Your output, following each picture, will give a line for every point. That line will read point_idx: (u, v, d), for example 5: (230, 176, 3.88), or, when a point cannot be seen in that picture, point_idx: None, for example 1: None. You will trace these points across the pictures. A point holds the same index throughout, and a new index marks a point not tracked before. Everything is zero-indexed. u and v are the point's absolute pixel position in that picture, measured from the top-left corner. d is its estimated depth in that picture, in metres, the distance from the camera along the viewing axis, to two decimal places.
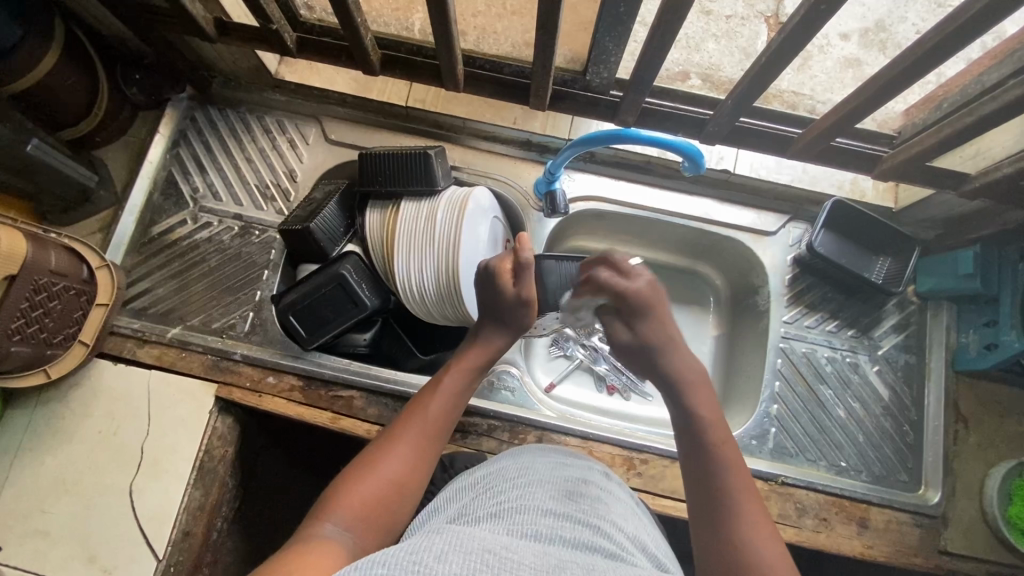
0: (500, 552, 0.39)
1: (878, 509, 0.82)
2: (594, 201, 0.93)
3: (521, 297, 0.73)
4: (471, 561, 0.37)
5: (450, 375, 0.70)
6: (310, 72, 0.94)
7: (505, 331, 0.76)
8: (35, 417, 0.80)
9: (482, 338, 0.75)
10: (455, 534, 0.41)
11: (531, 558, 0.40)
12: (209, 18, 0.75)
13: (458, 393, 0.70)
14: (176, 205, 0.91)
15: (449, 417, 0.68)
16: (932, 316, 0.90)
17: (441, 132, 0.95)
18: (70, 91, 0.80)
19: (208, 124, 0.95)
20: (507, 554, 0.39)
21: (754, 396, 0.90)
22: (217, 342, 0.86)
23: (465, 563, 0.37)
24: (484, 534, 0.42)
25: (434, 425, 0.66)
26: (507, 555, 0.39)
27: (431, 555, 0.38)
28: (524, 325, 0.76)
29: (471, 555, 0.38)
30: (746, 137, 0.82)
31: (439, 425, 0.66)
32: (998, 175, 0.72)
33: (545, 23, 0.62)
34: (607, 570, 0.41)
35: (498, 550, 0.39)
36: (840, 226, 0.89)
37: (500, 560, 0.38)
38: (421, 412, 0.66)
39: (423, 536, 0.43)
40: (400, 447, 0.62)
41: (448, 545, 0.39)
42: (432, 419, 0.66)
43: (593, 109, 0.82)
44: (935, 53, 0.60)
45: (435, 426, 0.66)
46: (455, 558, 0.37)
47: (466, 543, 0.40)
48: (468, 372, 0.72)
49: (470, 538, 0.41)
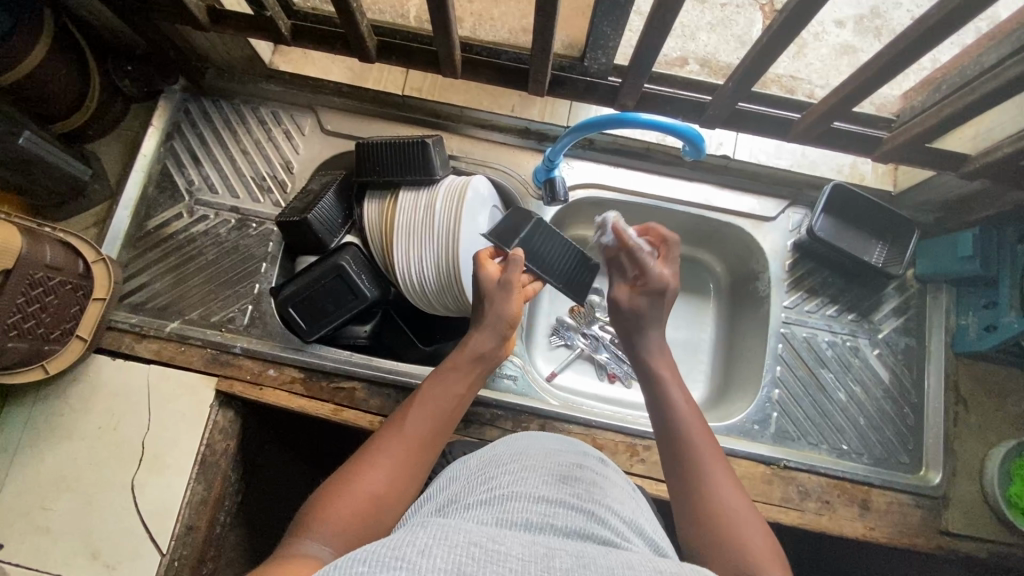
0: (486, 544, 0.39)
1: (880, 491, 0.83)
2: (593, 188, 0.93)
3: (506, 279, 0.76)
4: (456, 554, 0.37)
5: (429, 382, 0.69)
6: (304, 61, 0.95)
7: (489, 327, 0.74)
8: (34, 415, 0.79)
9: (472, 342, 0.73)
10: (440, 526, 0.41)
11: (518, 548, 0.39)
12: (202, 6, 0.74)
13: (451, 402, 0.68)
14: (171, 198, 0.90)
15: (436, 426, 0.65)
16: (931, 299, 0.90)
17: (438, 120, 0.94)
18: (61, 84, 0.79)
19: (202, 116, 0.93)
20: (493, 546, 0.39)
21: (755, 380, 0.90)
22: (216, 335, 0.85)
23: (449, 556, 0.37)
24: (471, 525, 0.41)
25: (415, 435, 0.63)
26: (493, 548, 0.38)
27: (415, 550, 0.37)
28: (501, 315, 0.75)
29: (455, 548, 0.38)
30: (746, 122, 0.81)
31: (430, 433, 0.64)
32: (998, 156, 0.72)
33: (544, 6, 0.61)
34: (598, 553, 0.41)
35: (484, 542, 0.39)
36: (839, 210, 0.89)
37: (486, 552, 0.38)
38: (402, 425, 0.64)
39: (408, 530, 0.42)
40: (382, 461, 0.59)
41: (432, 539, 0.39)
42: (420, 429, 0.64)
43: (592, 94, 0.81)
44: (935, 32, 0.59)
45: (418, 436, 0.63)
46: (439, 552, 0.37)
47: (451, 535, 0.39)
48: (447, 378, 0.70)
49: (456, 530, 0.40)
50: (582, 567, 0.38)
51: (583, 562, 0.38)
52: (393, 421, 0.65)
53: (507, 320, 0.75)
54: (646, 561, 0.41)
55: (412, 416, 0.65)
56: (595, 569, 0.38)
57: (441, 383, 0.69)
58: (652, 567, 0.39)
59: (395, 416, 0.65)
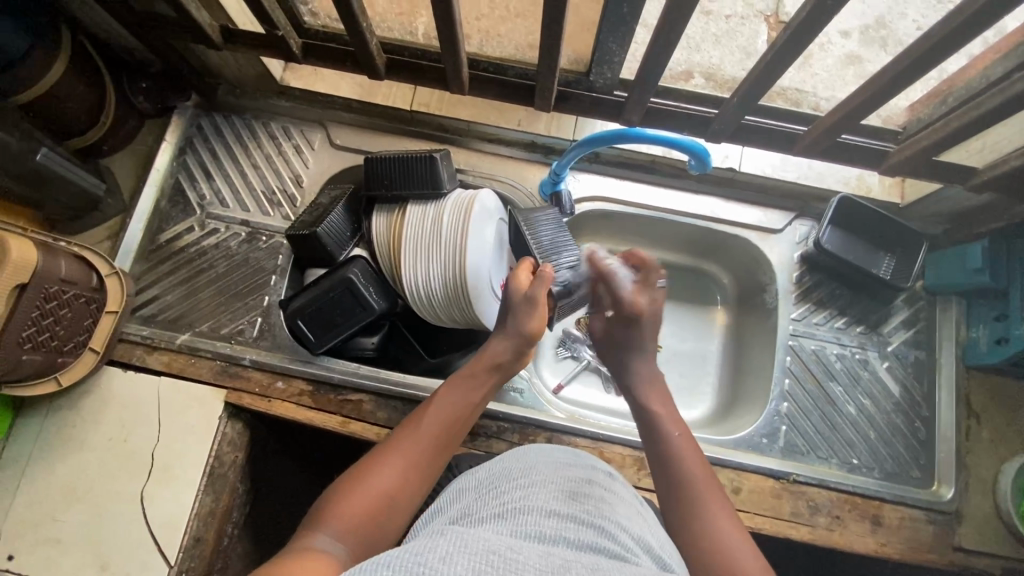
0: (505, 554, 0.39)
1: (891, 506, 0.82)
2: (600, 201, 0.94)
3: (529, 295, 0.72)
4: (476, 562, 0.37)
5: (446, 388, 0.69)
6: (316, 78, 0.96)
7: (508, 337, 0.73)
8: (46, 426, 0.80)
9: (490, 350, 0.73)
10: (459, 534, 0.41)
11: (535, 559, 0.40)
12: (215, 26, 0.76)
13: (466, 408, 0.68)
14: (183, 212, 0.92)
15: (451, 431, 0.65)
16: (941, 311, 0.90)
17: (445, 135, 0.95)
18: (78, 101, 0.81)
19: (214, 131, 0.95)
20: (512, 555, 0.39)
21: (764, 394, 0.89)
22: (226, 348, 0.86)
23: (470, 564, 0.37)
24: (488, 535, 0.42)
25: (428, 438, 0.63)
26: (511, 557, 0.39)
27: (436, 556, 0.38)
28: (524, 330, 0.72)
29: (475, 556, 0.38)
30: (752, 136, 0.81)
31: (443, 437, 0.64)
32: (1006, 168, 0.72)
33: (550, 24, 0.62)
34: (611, 569, 0.41)
35: (503, 550, 0.39)
36: (847, 222, 0.89)
37: (505, 561, 0.38)
38: (417, 428, 0.64)
39: (426, 537, 0.43)
40: (394, 461, 0.60)
41: (452, 546, 0.39)
42: (434, 432, 0.64)
43: (598, 108, 0.82)
44: (942, 47, 0.59)
45: (433, 439, 0.63)
46: (460, 559, 0.37)
47: (471, 543, 0.40)
48: (464, 385, 0.70)
49: (475, 539, 0.40)
50: None
51: None
52: (407, 424, 0.65)
53: (527, 336, 0.73)
54: None
55: (427, 419, 0.65)
56: None
57: (458, 391, 0.69)
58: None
59: (409, 419, 0.66)
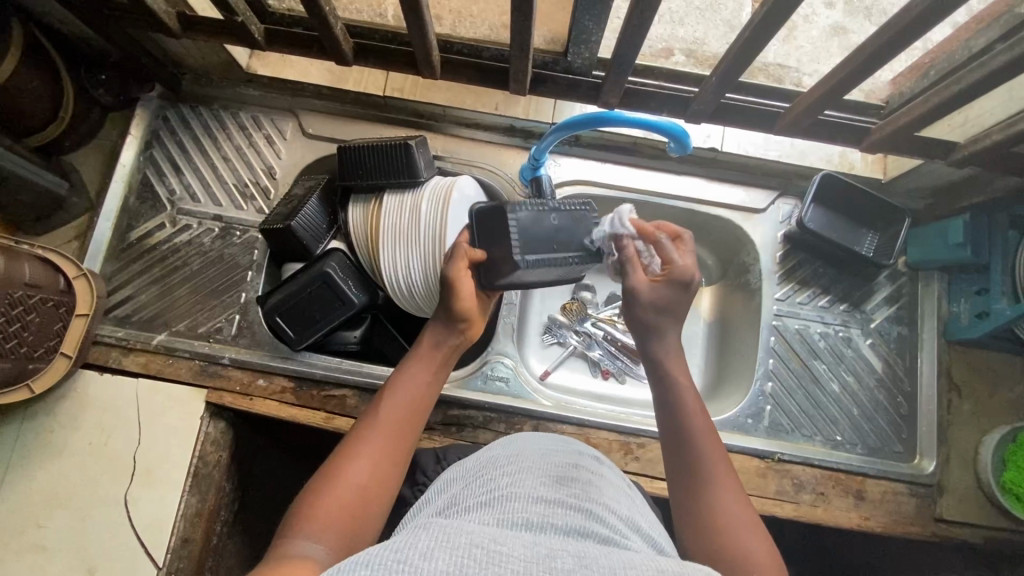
0: (488, 546, 0.38)
1: (875, 481, 0.83)
2: (581, 184, 0.92)
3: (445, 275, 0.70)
4: (458, 556, 0.36)
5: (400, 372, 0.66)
6: (283, 65, 0.92)
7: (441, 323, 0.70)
8: (23, 431, 0.78)
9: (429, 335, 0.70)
10: (442, 527, 0.40)
11: (520, 549, 0.39)
12: (172, 13, 0.73)
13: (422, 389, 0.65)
14: (152, 209, 0.89)
15: (415, 415, 0.63)
16: (923, 287, 0.90)
17: (421, 121, 0.93)
18: (34, 96, 0.77)
19: (181, 124, 0.92)
20: (495, 547, 0.38)
21: (748, 374, 0.90)
22: (204, 346, 0.84)
23: (450, 560, 0.36)
24: (472, 526, 0.41)
25: (393, 426, 0.61)
26: (495, 549, 0.38)
27: (417, 553, 0.37)
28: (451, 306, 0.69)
29: (457, 550, 0.37)
30: (734, 115, 0.80)
31: (403, 422, 0.62)
32: (988, 142, 0.71)
33: (519, 5, 0.60)
34: (599, 553, 0.40)
35: (487, 543, 0.39)
36: (830, 200, 0.88)
37: (488, 553, 0.37)
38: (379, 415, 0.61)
39: (410, 532, 0.42)
40: (364, 452, 0.58)
41: (434, 541, 0.38)
42: (395, 418, 0.62)
43: (576, 91, 0.79)
44: (924, 21, 0.58)
45: (396, 424, 0.61)
46: (441, 554, 0.36)
47: (453, 537, 0.39)
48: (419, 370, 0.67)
49: (458, 532, 0.40)
50: (584, 567, 0.37)
51: (584, 562, 0.38)
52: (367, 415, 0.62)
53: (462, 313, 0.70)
54: (648, 560, 0.40)
55: (385, 409, 0.62)
56: (597, 568, 0.37)
57: (409, 374, 0.66)
58: (654, 567, 0.39)
59: (369, 410, 0.63)
